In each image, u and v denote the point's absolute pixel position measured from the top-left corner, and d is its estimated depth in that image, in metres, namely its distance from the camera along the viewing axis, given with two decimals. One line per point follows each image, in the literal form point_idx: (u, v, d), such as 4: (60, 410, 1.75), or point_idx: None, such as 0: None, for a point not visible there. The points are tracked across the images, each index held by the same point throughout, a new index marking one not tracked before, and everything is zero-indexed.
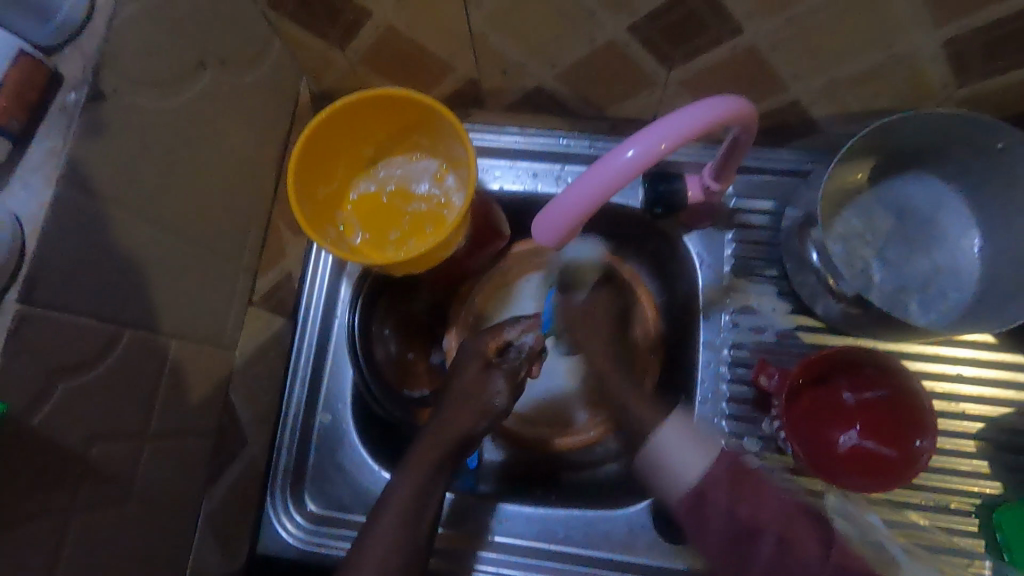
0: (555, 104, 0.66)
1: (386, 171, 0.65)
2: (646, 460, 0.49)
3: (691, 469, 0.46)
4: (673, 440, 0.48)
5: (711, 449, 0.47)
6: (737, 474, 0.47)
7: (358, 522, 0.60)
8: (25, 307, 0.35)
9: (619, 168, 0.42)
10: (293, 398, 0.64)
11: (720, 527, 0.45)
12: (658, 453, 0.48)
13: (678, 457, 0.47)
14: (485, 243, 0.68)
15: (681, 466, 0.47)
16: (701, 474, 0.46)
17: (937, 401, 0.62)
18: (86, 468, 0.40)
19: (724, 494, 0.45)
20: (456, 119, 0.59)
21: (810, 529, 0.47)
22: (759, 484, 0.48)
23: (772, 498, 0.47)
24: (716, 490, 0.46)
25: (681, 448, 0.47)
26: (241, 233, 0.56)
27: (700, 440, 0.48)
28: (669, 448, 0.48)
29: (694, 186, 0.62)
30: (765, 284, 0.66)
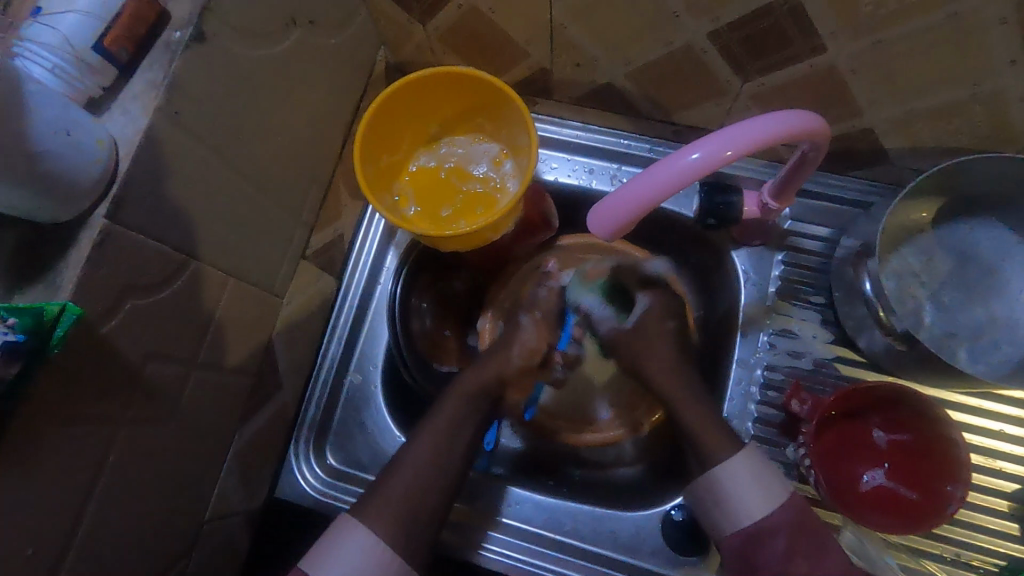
0: (622, 102, 0.66)
1: (448, 148, 0.67)
2: (703, 493, 0.51)
3: (750, 510, 0.48)
4: (738, 477, 0.49)
5: (778, 492, 0.49)
6: (799, 525, 0.47)
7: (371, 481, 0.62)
8: (110, 225, 0.37)
9: (681, 169, 0.42)
10: (328, 354, 0.66)
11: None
12: (717, 484, 0.50)
13: (741, 495, 0.49)
14: (532, 232, 0.69)
15: (740, 504, 0.49)
16: (761, 517, 0.48)
17: (974, 454, 0.60)
18: (139, 381, 0.42)
19: (782, 543, 0.46)
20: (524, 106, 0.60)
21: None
22: (822, 537, 0.48)
23: (830, 552, 0.47)
24: (773, 538, 0.47)
25: (746, 485, 0.49)
26: (302, 188, 0.59)
27: (766, 479, 0.49)
28: (733, 484, 0.49)
29: (751, 203, 0.61)
30: (809, 311, 0.65)
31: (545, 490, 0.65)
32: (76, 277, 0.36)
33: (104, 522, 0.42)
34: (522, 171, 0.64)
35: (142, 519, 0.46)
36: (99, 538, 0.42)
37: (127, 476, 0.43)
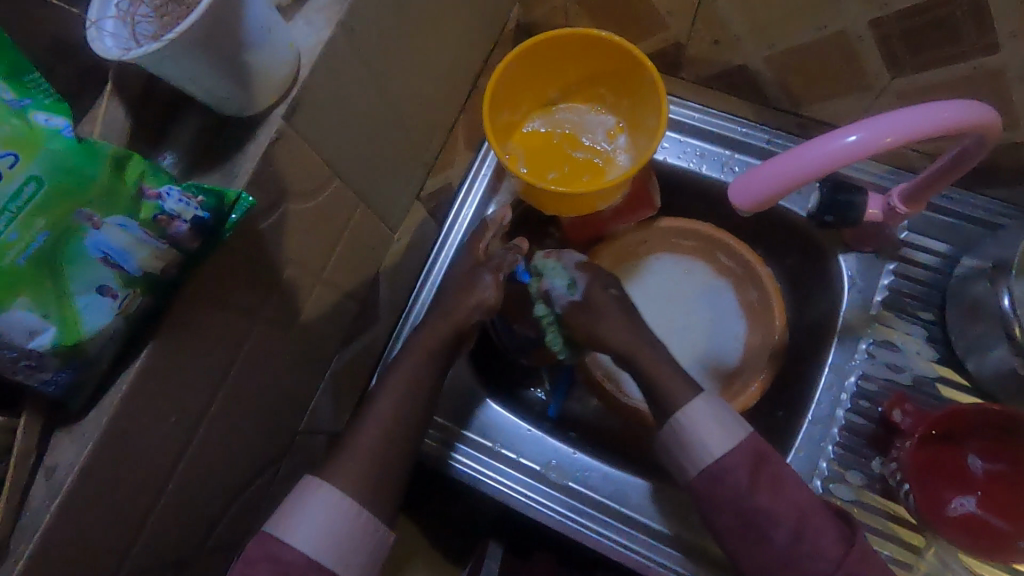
0: (751, 87, 0.65)
1: (563, 115, 0.68)
2: (668, 433, 0.50)
3: (712, 451, 0.48)
4: (700, 414, 0.49)
5: (734, 433, 0.48)
6: (758, 461, 0.48)
7: None
8: (285, 125, 0.39)
9: (834, 150, 0.41)
10: (418, 298, 0.62)
11: (732, 510, 0.47)
12: (680, 429, 0.49)
13: (703, 437, 0.48)
14: (631, 210, 0.70)
15: (701, 445, 0.48)
16: (721, 456, 0.48)
17: None
18: (277, 283, 0.45)
19: (742, 479, 0.47)
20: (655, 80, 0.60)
21: (831, 524, 0.47)
22: (779, 468, 0.49)
23: (792, 491, 0.48)
24: (734, 474, 0.47)
25: (706, 427, 0.48)
26: (427, 130, 0.60)
27: (727, 420, 0.49)
28: (694, 426, 0.49)
29: (875, 204, 0.59)
30: (915, 326, 0.63)
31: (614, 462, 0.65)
32: (252, 169, 0.37)
33: (227, 411, 0.45)
34: (636, 147, 0.65)
35: (253, 415, 0.49)
36: (219, 424, 0.45)
37: (252, 369, 0.46)
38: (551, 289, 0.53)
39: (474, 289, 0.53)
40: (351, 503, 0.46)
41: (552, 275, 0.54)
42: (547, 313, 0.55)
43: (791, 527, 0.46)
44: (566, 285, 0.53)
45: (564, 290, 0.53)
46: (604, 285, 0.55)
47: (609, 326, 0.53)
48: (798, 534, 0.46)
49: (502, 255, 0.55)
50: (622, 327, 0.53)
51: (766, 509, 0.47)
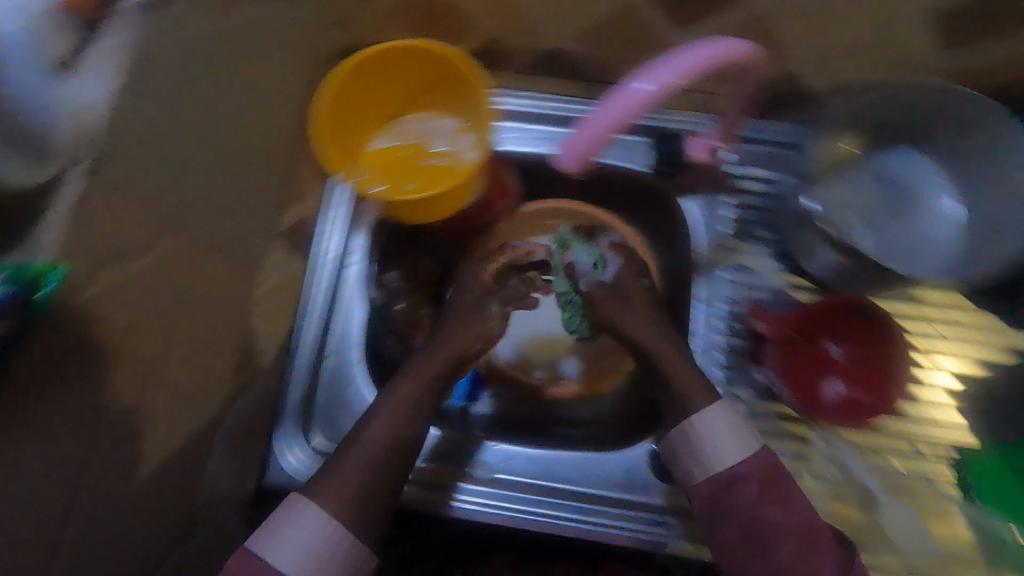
0: (568, 68, 0.69)
1: (409, 127, 0.69)
2: (677, 439, 0.54)
3: (721, 459, 0.52)
4: (712, 425, 0.53)
5: (748, 444, 0.52)
6: (768, 477, 0.51)
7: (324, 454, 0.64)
8: (92, 181, 0.37)
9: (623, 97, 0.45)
10: (305, 341, 0.67)
11: (735, 521, 0.50)
12: (692, 434, 0.53)
13: (712, 444, 0.52)
14: (494, 202, 0.72)
15: (712, 453, 0.52)
16: (731, 466, 0.51)
17: (920, 357, 0.65)
18: (129, 350, 0.42)
19: (752, 490, 0.50)
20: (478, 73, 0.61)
21: (830, 545, 0.49)
22: (788, 490, 0.51)
23: (797, 509, 0.50)
24: (746, 485, 0.50)
25: (720, 435, 0.52)
26: (267, 165, 0.59)
27: (739, 430, 0.53)
28: (707, 435, 0.52)
29: (699, 148, 0.65)
30: (759, 246, 0.71)
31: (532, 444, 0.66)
32: (60, 234, 0.35)
33: (101, 498, 0.42)
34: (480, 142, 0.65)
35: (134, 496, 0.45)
36: (95, 514, 0.41)
37: (119, 447, 0.43)
38: (577, 262, 0.64)
39: (483, 319, 0.62)
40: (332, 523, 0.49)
41: (580, 252, 0.65)
42: (567, 287, 0.66)
43: (793, 538, 0.48)
44: (596, 266, 0.63)
45: (589, 265, 0.63)
46: (637, 275, 0.64)
47: (632, 319, 0.59)
48: (799, 552, 0.48)
49: (522, 285, 0.68)
50: (644, 312, 0.60)
51: (774, 522, 0.49)
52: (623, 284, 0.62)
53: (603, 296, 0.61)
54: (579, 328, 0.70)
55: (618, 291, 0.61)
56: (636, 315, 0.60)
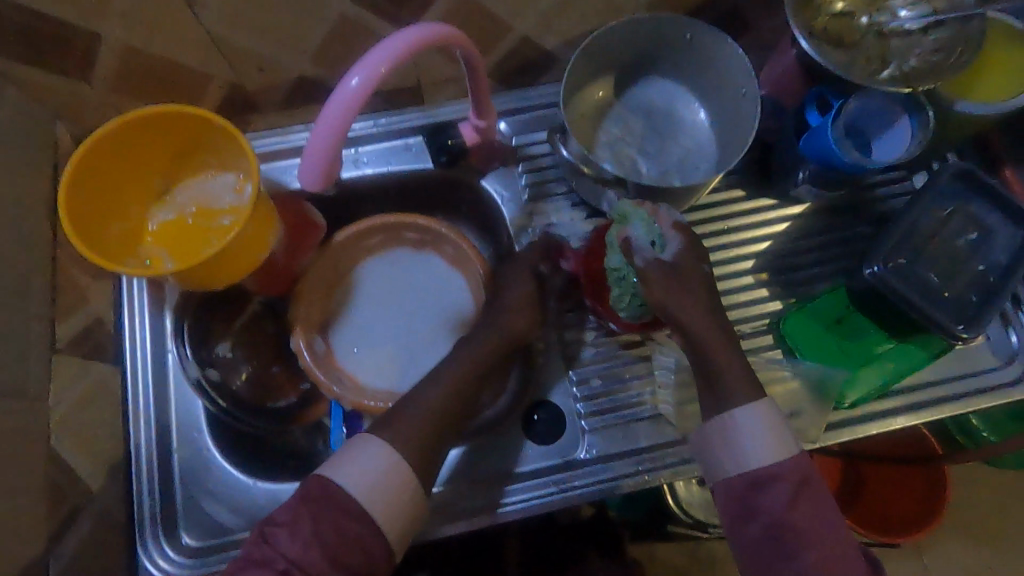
0: (325, 91, 0.70)
1: (183, 196, 0.66)
2: (716, 431, 0.54)
3: (757, 459, 0.53)
4: (750, 422, 0.53)
5: (785, 445, 0.53)
6: (802, 481, 0.52)
7: (205, 548, 0.60)
8: None
9: (345, 97, 0.45)
10: (140, 440, 0.62)
11: (764, 521, 0.51)
12: (731, 429, 0.54)
13: (750, 443, 0.53)
14: (300, 238, 0.70)
15: (748, 451, 0.53)
16: (766, 465, 0.52)
17: (717, 253, 0.72)
18: None
19: (785, 494, 0.51)
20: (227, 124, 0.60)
21: (855, 558, 0.51)
22: (819, 493, 0.52)
23: (828, 521, 0.51)
24: (777, 487, 0.51)
25: (759, 435, 0.53)
26: (19, 284, 0.55)
27: (775, 430, 0.53)
28: (746, 432, 0.53)
29: (467, 131, 0.68)
30: (559, 201, 0.75)
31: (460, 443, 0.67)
32: None
33: None
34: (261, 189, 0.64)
35: None
36: None
37: None
38: (636, 238, 0.58)
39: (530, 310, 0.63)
40: (395, 464, 0.50)
41: (636, 223, 0.59)
42: (620, 265, 0.60)
43: (820, 542, 0.50)
44: (649, 242, 0.58)
45: (646, 244, 0.58)
46: (698, 258, 0.59)
47: (680, 305, 0.57)
48: (820, 554, 0.49)
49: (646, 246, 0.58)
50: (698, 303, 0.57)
51: (804, 526, 0.50)
52: (679, 264, 0.58)
53: (666, 278, 0.57)
54: (626, 310, 0.63)
55: (676, 272, 0.58)
56: (690, 301, 0.57)
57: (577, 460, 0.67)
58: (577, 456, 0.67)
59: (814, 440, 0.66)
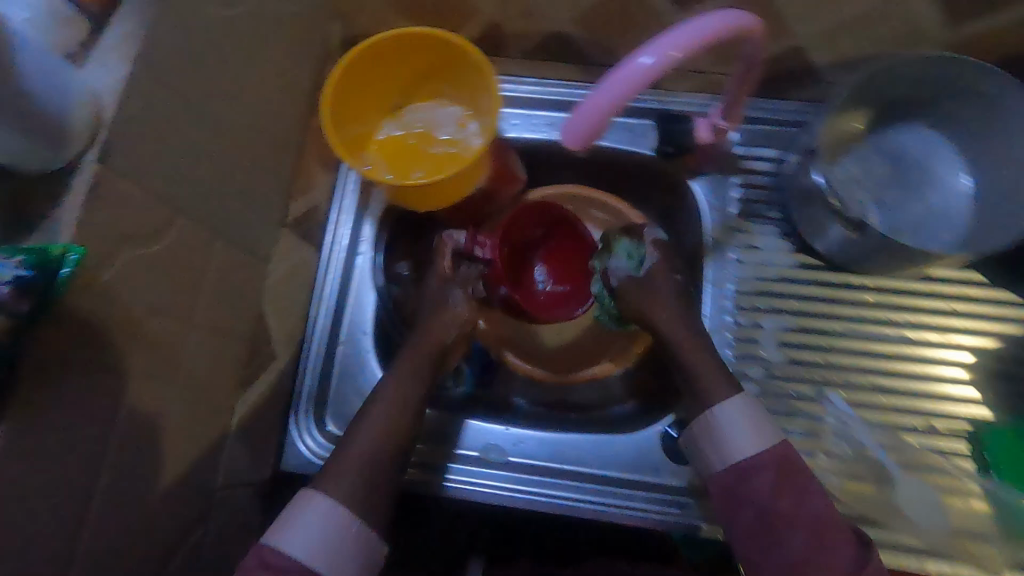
0: (571, 50, 0.69)
1: (411, 117, 0.68)
2: (699, 427, 0.53)
3: (742, 449, 0.51)
4: (728, 415, 0.52)
5: (757, 434, 0.51)
6: (787, 467, 0.49)
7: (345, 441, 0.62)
8: (101, 170, 0.37)
9: (626, 73, 0.44)
10: (318, 325, 0.66)
11: (753, 511, 0.49)
12: (712, 422, 0.52)
13: (733, 433, 0.51)
14: (501, 187, 0.70)
15: (733, 441, 0.51)
16: (752, 454, 0.50)
17: (931, 335, 0.65)
18: (145, 337, 0.43)
19: (769, 481, 0.49)
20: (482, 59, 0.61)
21: (848, 545, 0.47)
22: (808, 483, 0.50)
23: (816, 502, 0.49)
24: (761, 475, 0.49)
25: (739, 425, 0.51)
26: (274, 154, 0.60)
27: (756, 419, 0.52)
28: (727, 423, 0.52)
29: (703, 129, 0.64)
30: (768, 226, 0.70)
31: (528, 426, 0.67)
32: (75, 221, 0.36)
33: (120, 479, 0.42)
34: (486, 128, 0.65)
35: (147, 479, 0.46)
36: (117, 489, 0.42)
37: (136, 426, 0.44)
38: (612, 260, 0.63)
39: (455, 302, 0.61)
40: (346, 512, 0.46)
41: (619, 250, 0.63)
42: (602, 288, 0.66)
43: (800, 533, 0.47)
44: (625, 262, 0.62)
45: (624, 265, 0.62)
46: (669, 271, 0.62)
47: (669, 323, 0.58)
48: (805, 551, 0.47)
49: (619, 266, 0.62)
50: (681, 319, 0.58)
51: (792, 514, 0.48)
52: (656, 281, 0.60)
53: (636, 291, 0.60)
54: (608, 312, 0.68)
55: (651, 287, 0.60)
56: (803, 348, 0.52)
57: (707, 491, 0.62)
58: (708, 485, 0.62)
59: (998, 572, 0.57)
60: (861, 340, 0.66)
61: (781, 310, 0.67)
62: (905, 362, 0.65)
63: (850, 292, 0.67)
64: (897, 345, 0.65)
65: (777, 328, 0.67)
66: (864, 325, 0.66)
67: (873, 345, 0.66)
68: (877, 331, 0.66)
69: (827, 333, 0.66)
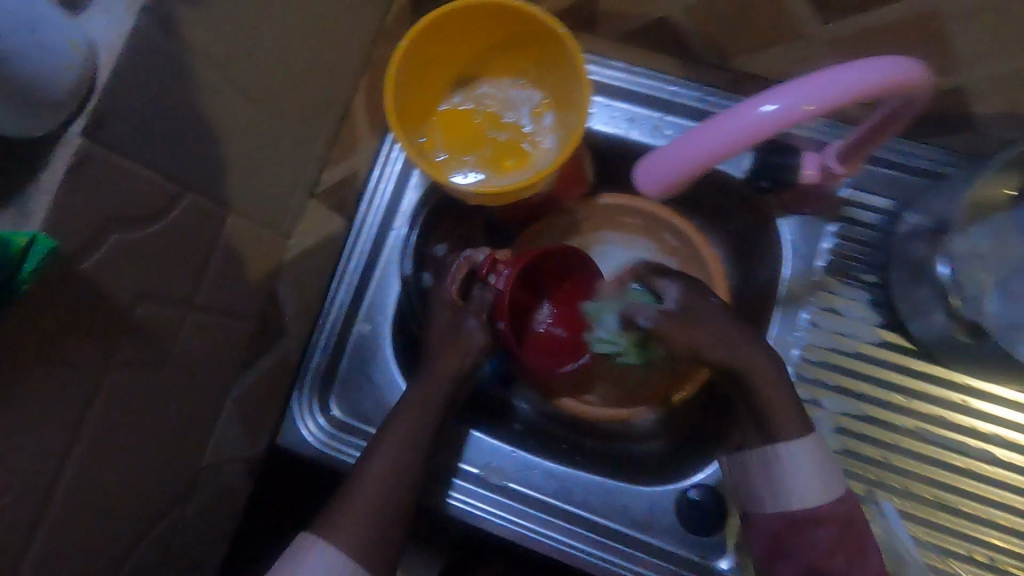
0: (672, 39, 0.58)
1: (481, 90, 0.56)
2: (755, 464, 0.45)
3: (806, 499, 0.43)
4: (797, 458, 0.44)
5: (834, 487, 0.43)
6: (850, 521, 0.44)
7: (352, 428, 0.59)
8: (87, 143, 0.32)
9: (751, 123, 0.37)
10: (337, 300, 0.61)
11: (801, 561, 0.43)
12: (774, 462, 0.44)
13: (795, 478, 0.43)
14: (565, 188, 0.62)
15: (796, 487, 0.43)
16: (816, 506, 0.43)
17: (1019, 456, 0.56)
18: (128, 322, 0.39)
19: (829, 535, 0.43)
20: (577, 50, 0.49)
21: None
22: (863, 535, 0.44)
23: (869, 558, 0.44)
24: (820, 526, 0.43)
25: (806, 470, 0.43)
26: (311, 116, 0.54)
27: (827, 465, 0.44)
28: (791, 466, 0.44)
29: (811, 165, 0.53)
30: (858, 289, 0.60)
31: (538, 452, 0.62)
32: (48, 203, 0.31)
33: (91, 466, 0.40)
34: (564, 125, 0.54)
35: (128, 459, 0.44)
36: (81, 484, 0.40)
37: (119, 411, 0.41)
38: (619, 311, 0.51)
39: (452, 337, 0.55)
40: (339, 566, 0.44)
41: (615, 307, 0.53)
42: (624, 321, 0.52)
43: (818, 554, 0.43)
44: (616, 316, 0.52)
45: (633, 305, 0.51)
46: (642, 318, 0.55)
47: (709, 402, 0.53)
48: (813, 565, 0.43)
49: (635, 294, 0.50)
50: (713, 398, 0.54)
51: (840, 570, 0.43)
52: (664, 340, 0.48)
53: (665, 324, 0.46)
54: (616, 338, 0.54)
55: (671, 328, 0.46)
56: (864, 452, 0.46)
57: (716, 569, 0.56)
58: (718, 565, 0.57)
59: None
60: (932, 445, 0.57)
61: (848, 391, 0.58)
62: (978, 480, 0.56)
63: (938, 388, 0.57)
64: (975, 460, 0.56)
65: (838, 411, 0.58)
66: (941, 428, 0.57)
67: (946, 453, 0.57)
68: (956, 439, 0.57)
69: (896, 428, 0.57)
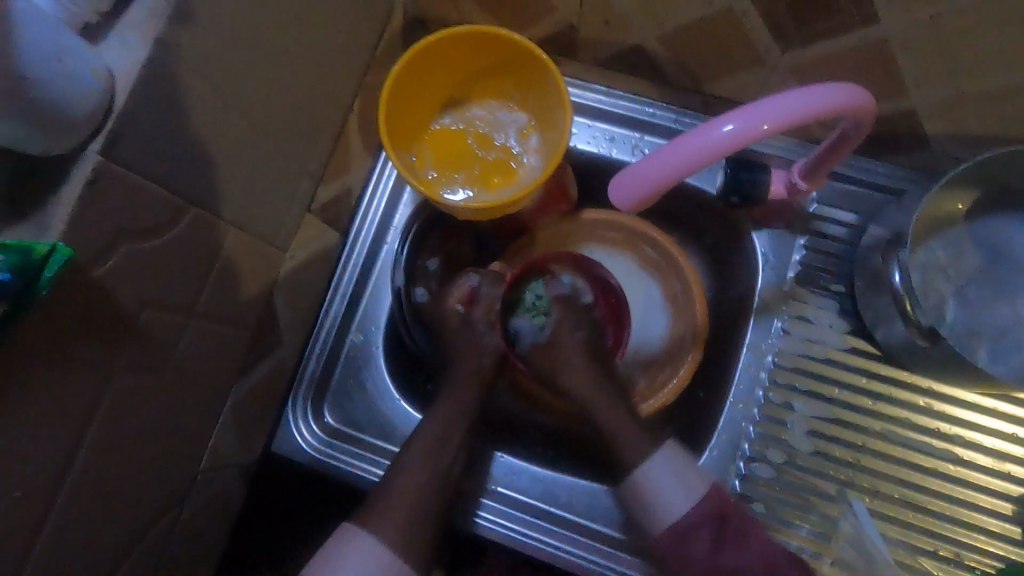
0: (648, 66, 0.62)
1: (470, 113, 0.60)
2: (631, 491, 0.50)
3: (674, 509, 0.48)
4: (658, 477, 0.50)
5: (702, 488, 0.49)
6: (722, 516, 0.49)
7: (344, 434, 0.61)
8: (103, 162, 0.35)
9: (714, 141, 0.40)
10: (331, 311, 0.64)
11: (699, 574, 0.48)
12: (641, 486, 0.50)
13: (660, 495, 0.49)
14: (550, 204, 0.64)
15: (665, 505, 0.49)
16: (685, 513, 0.48)
17: (982, 457, 0.59)
18: (134, 329, 0.42)
19: (706, 538, 0.48)
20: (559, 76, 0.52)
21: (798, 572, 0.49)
22: (744, 524, 0.50)
23: (756, 543, 0.49)
24: (699, 531, 0.48)
25: (662, 483, 0.49)
26: (307, 136, 0.57)
27: (686, 473, 0.50)
28: (653, 486, 0.49)
29: (779, 181, 0.58)
30: (827, 299, 0.63)
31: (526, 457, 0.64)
32: (67, 217, 0.34)
33: (97, 465, 0.43)
34: (548, 146, 0.57)
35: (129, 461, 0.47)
36: (89, 482, 0.42)
37: (124, 413, 0.43)
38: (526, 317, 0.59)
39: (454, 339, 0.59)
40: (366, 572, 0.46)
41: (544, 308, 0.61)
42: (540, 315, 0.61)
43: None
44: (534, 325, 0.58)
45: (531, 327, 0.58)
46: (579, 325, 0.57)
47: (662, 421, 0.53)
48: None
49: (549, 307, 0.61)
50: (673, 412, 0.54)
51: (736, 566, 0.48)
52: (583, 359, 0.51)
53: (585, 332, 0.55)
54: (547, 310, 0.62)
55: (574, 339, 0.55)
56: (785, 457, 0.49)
57: None
58: None
59: None
60: (901, 447, 0.60)
61: (820, 396, 0.61)
62: (944, 480, 0.59)
63: (903, 391, 0.61)
64: (941, 461, 0.59)
65: (810, 415, 0.61)
66: (907, 430, 0.60)
67: (913, 455, 0.60)
68: (922, 440, 0.60)
69: (865, 431, 0.60)
